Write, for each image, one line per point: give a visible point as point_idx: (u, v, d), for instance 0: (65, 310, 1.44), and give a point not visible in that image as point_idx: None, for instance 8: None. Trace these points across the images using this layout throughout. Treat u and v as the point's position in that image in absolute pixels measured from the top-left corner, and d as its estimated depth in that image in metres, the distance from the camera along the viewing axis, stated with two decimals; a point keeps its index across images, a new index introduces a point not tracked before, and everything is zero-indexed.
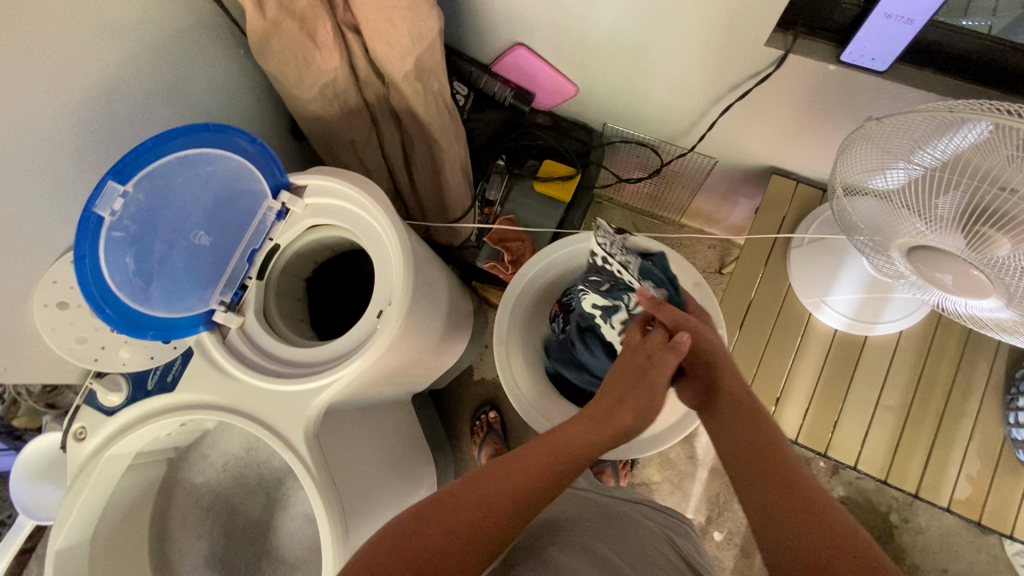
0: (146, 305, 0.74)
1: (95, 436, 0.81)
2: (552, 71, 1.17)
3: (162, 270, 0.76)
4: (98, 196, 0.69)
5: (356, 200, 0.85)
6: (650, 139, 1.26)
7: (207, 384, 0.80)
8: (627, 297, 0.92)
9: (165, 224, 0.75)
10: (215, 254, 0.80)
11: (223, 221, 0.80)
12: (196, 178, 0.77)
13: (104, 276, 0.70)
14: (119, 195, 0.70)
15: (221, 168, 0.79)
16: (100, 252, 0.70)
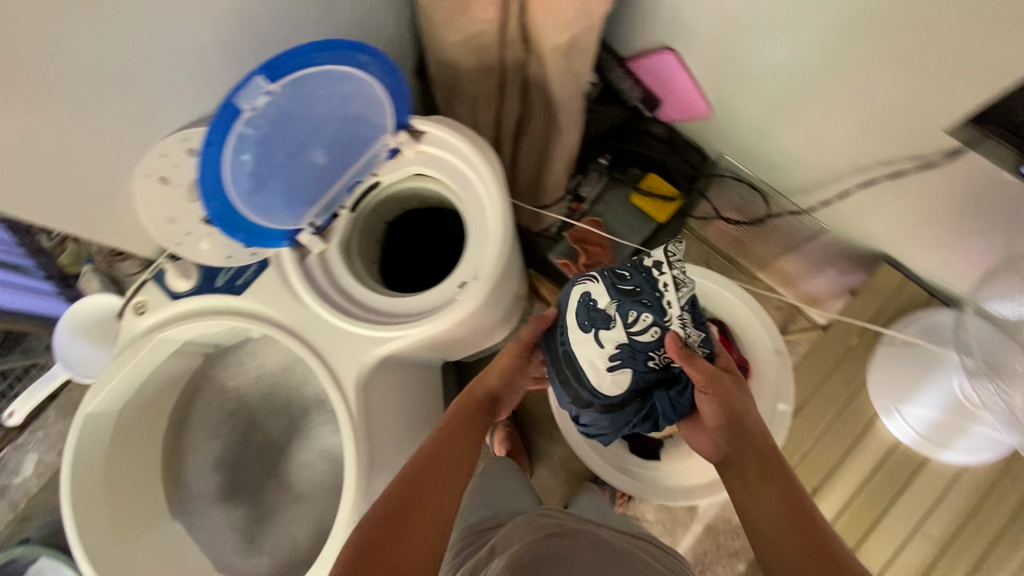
0: (248, 207, 0.73)
1: (153, 315, 0.80)
2: (691, 85, 1.11)
3: (274, 179, 0.74)
4: (244, 86, 0.66)
5: (472, 166, 0.81)
6: (764, 186, 1.20)
7: (274, 299, 0.79)
8: (637, 310, 0.69)
9: (291, 134, 0.72)
10: (323, 176, 0.78)
11: (343, 147, 0.78)
12: (334, 98, 0.74)
13: (221, 166, 0.69)
14: (262, 91, 0.67)
15: (363, 97, 0.75)
16: (227, 141, 0.68)
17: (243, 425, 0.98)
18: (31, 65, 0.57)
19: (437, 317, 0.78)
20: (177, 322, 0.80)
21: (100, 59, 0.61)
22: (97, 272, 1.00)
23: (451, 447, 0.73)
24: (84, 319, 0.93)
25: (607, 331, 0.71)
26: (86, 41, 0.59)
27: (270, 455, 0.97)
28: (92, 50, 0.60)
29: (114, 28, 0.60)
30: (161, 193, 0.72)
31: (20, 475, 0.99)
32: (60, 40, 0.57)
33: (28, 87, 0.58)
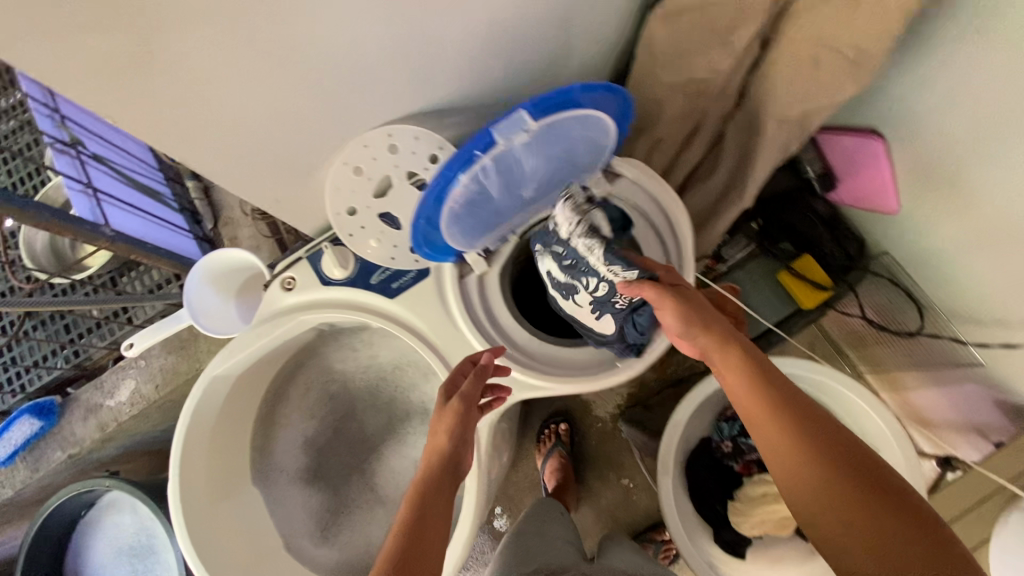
0: (452, 234, 0.65)
1: (300, 294, 0.77)
2: (885, 179, 1.00)
3: (483, 205, 0.63)
4: (506, 120, 0.52)
5: (666, 230, 0.76)
6: (924, 297, 1.10)
7: (425, 311, 0.76)
8: (587, 278, 0.68)
9: (519, 171, 0.61)
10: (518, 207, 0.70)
11: (550, 184, 0.68)
12: (575, 142, 0.62)
13: (447, 197, 0.58)
14: (522, 128, 0.54)
15: (595, 132, 0.62)
16: (463, 175, 0.56)
17: (341, 412, 0.96)
18: (290, 45, 0.51)
19: (599, 372, 0.73)
20: (322, 308, 0.77)
21: (350, 48, 0.55)
22: (201, 199, 1.02)
23: (427, 505, 0.58)
24: (214, 270, 0.92)
25: (579, 297, 0.71)
26: (349, 27, 0.53)
27: (362, 451, 0.95)
28: (348, 37, 0.54)
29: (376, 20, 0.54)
30: (352, 184, 0.68)
31: (115, 398, 0.99)
32: (326, 24, 0.51)
33: (276, 67, 0.52)
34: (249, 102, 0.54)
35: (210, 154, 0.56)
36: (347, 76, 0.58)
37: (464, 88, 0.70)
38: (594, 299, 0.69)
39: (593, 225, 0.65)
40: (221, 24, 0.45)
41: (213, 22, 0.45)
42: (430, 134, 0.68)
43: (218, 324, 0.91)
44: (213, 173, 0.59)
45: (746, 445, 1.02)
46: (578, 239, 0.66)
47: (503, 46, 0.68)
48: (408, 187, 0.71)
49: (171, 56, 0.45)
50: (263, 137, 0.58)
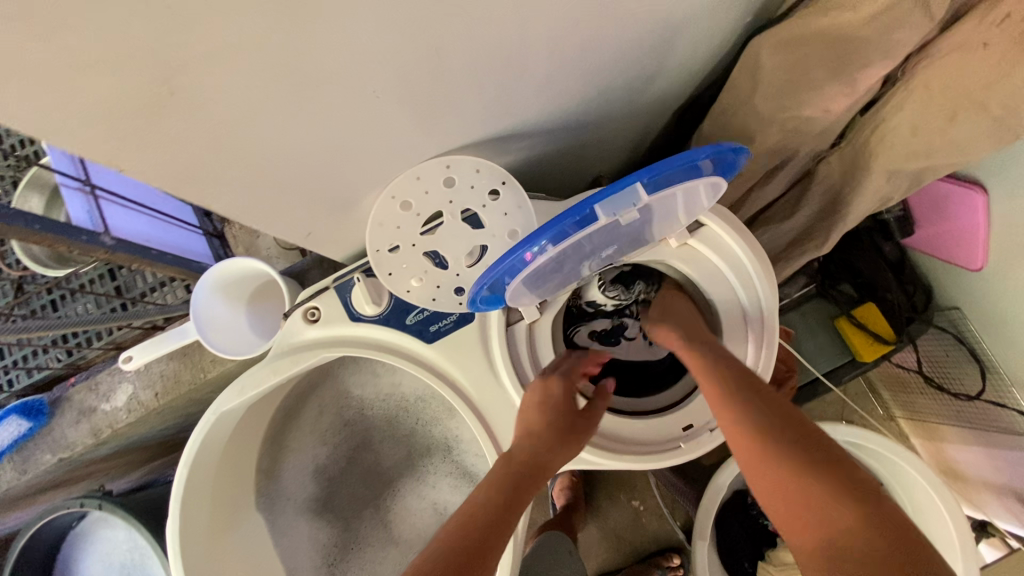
0: (512, 294, 0.56)
1: (324, 328, 0.68)
2: (975, 235, 0.90)
3: (558, 271, 0.56)
4: (617, 195, 0.47)
5: (750, 291, 0.66)
6: (989, 360, 1.01)
7: (464, 361, 0.66)
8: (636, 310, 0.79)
9: (605, 239, 0.53)
10: (585, 272, 0.61)
11: (626, 251, 0.60)
12: (670, 215, 0.55)
13: (526, 263, 0.50)
14: (633, 206, 0.48)
15: (697, 205, 0.54)
16: (551, 244, 0.49)
17: (356, 441, 0.88)
18: (346, 71, 0.40)
19: (666, 450, 0.65)
20: (349, 347, 0.67)
21: (417, 72, 0.44)
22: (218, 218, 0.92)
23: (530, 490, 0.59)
24: (228, 277, 0.82)
25: (629, 332, 0.80)
26: (419, 48, 0.42)
27: (376, 485, 0.87)
28: (416, 60, 0.43)
29: (453, 41, 0.43)
30: (398, 219, 0.58)
31: (111, 402, 0.92)
32: (393, 45, 0.40)
33: (325, 93, 0.41)
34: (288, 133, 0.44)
35: (236, 191, 0.46)
36: (408, 103, 0.48)
37: (536, 114, 0.59)
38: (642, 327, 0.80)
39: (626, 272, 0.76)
40: (265, 46, 0.35)
41: (254, 46, 0.34)
42: (494, 166, 0.58)
43: (231, 340, 0.82)
44: (239, 209, 0.49)
45: None
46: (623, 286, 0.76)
47: (589, 69, 0.57)
48: (460, 224, 0.60)
49: (198, 87, 0.35)
50: (299, 171, 0.48)
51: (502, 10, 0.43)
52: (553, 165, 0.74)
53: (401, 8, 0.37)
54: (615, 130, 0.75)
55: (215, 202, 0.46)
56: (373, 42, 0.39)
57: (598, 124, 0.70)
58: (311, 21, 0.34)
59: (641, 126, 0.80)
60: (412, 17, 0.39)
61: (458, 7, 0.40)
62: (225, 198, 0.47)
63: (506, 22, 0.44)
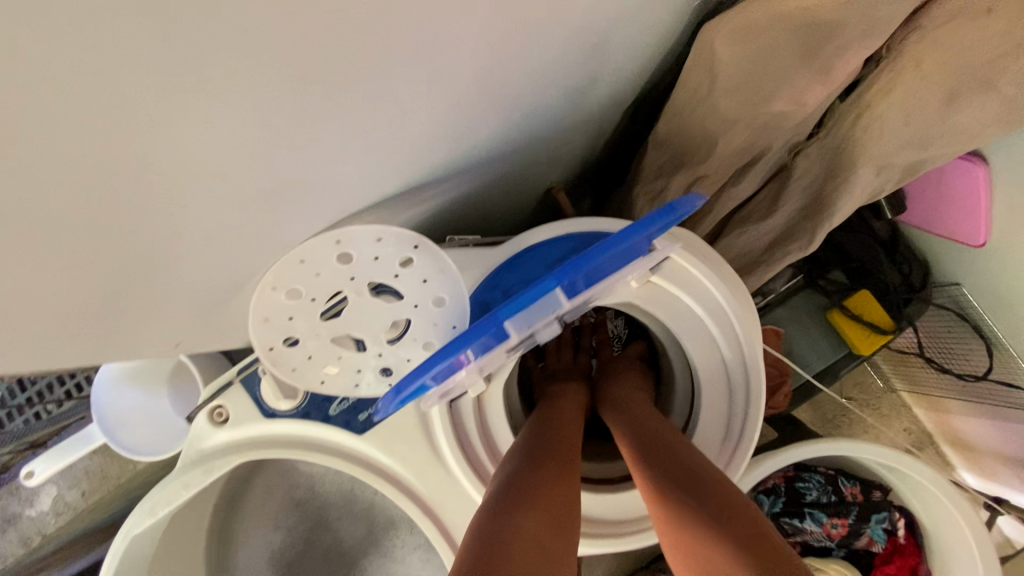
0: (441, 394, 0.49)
1: (237, 429, 0.58)
2: (976, 210, 0.80)
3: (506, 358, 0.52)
4: (538, 297, 0.42)
5: (726, 328, 0.57)
6: (994, 336, 0.93)
7: (403, 449, 0.57)
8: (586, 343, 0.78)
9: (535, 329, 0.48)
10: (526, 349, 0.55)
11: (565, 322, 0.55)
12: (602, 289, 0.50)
13: (447, 373, 0.44)
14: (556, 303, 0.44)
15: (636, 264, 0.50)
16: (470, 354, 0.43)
17: (312, 521, 0.78)
18: (155, 167, 0.29)
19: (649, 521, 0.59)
20: (265, 448, 0.57)
21: (269, 144, 0.34)
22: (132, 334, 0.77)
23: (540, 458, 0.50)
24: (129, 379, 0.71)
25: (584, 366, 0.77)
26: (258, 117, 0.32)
27: (339, 564, 0.78)
28: (261, 131, 0.32)
29: (306, 100, 0.33)
30: (289, 309, 0.47)
31: (35, 507, 0.82)
32: (215, 121, 0.30)
33: (142, 195, 0.31)
34: (106, 248, 0.33)
35: (62, 322, 0.36)
36: (271, 179, 0.37)
37: (448, 153, 0.49)
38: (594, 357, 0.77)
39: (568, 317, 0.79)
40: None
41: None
42: (399, 231, 0.47)
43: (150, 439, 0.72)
44: (77, 337, 0.39)
45: (790, 526, 0.86)
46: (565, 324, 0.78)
47: (502, 95, 0.46)
48: (368, 303, 0.49)
49: None
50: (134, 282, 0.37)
51: (366, 51, 0.32)
52: (486, 195, 0.64)
53: (207, 75, 0.27)
54: (554, 146, 0.65)
55: (37, 341, 0.36)
56: (180, 127, 0.28)
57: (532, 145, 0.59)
58: (59, 117, 0.24)
59: (589, 134, 0.69)
60: (229, 82, 0.28)
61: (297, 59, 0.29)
62: (48, 334, 0.36)
63: (377, 65, 0.34)
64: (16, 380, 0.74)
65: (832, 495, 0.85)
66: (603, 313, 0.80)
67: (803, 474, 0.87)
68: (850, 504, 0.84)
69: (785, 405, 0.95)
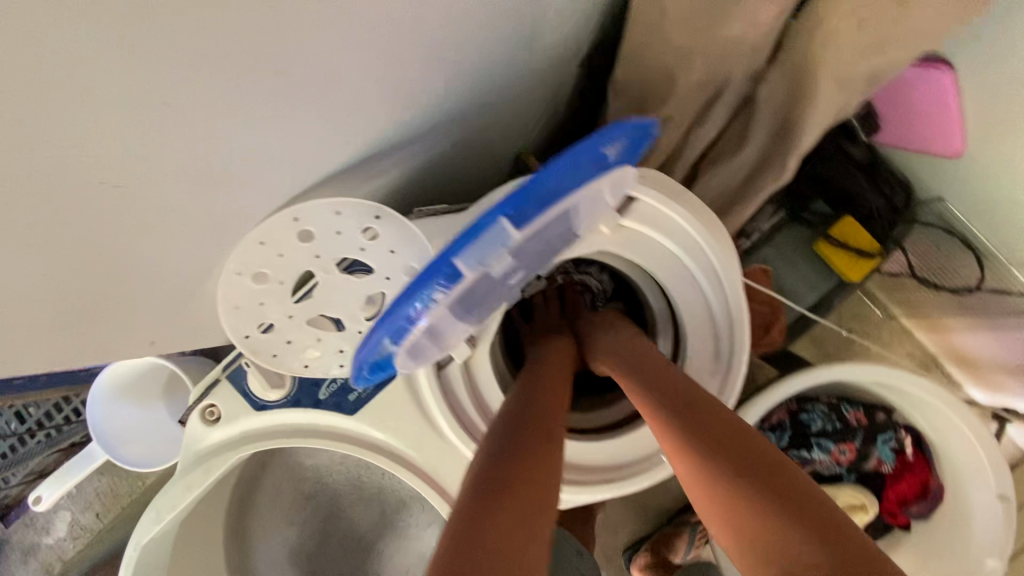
0: (412, 360, 0.47)
1: (232, 426, 0.58)
2: (953, 109, 0.81)
3: (466, 318, 0.48)
4: (483, 236, 0.38)
5: (703, 263, 0.57)
6: (983, 246, 0.94)
7: (396, 425, 0.57)
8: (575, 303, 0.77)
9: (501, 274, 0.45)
10: (508, 295, 0.52)
11: (546, 259, 0.51)
12: (570, 222, 0.46)
13: (406, 334, 0.41)
14: (507, 242, 0.40)
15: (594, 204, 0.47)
16: (423, 310, 0.40)
17: (325, 513, 0.79)
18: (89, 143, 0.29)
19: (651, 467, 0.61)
20: (261, 440, 0.57)
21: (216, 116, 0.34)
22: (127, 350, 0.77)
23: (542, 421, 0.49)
24: (115, 392, 0.71)
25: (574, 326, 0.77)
26: (202, 95, 0.31)
27: (358, 551, 0.79)
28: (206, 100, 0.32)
29: (246, 72, 0.32)
30: (258, 295, 0.47)
31: (52, 534, 0.83)
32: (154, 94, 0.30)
33: (89, 180, 0.31)
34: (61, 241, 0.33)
35: (38, 321, 0.36)
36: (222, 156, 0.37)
37: (401, 118, 0.48)
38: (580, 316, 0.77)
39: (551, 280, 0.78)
40: None
41: None
42: (358, 202, 0.47)
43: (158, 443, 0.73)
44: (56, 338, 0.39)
45: (799, 457, 0.86)
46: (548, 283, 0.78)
47: (449, 53, 0.46)
48: (338, 279, 0.49)
49: None
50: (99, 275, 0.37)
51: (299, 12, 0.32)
52: (451, 163, 0.63)
53: (146, 58, 0.27)
54: (514, 107, 0.64)
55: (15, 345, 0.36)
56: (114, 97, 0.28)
57: (490, 105, 0.59)
58: None
59: (550, 92, 0.68)
60: None
61: (234, 30, 0.29)
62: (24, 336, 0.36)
63: (313, 27, 0.34)
64: (14, 411, 0.74)
65: (837, 422, 0.85)
66: (586, 272, 0.80)
67: (804, 405, 0.87)
68: (854, 429, 0.84)
69: (782, 342, 0.95)
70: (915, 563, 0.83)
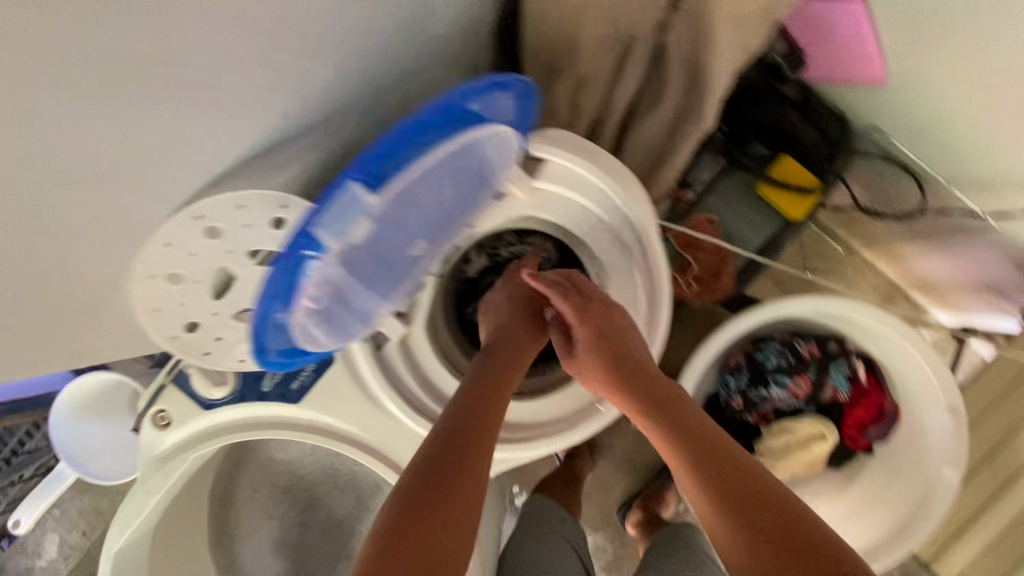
0: (323, 336, 0.51)
1: (184, 428, 0.59)
2: (868, 33, 0.82)
3: (365, 287, 0.50)
4: (334, 205, 0.40)
5: (618, 214, 0.59)
6: (920, 168, 0.94)
7: (339, 408, 0.59)
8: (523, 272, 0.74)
9: (388, 242, 0.48)
10: (418, 266, 0.55)
11: (447, 225, 0.54)
12: (447, 184, 0.49)
13: (296, 308, 0.45)
14: (365, 207, 0.42)
15: (467, 164, 0.48)
16: (303, 285, 0.43)
17: (303, 503, 0.81)
18: None
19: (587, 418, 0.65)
20: (213, 438, 0.59)
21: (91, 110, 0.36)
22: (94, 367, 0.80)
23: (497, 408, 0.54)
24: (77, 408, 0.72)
25: None
26: (79, 90, 0.34)
27: (339, 537, 0.81)
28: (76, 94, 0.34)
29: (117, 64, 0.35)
30: (177, 295, 0.48)
31: (44, 556, 0.85)
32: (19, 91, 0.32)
33: None
34: None
35: None
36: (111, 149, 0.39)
37: (297, 104, 0.49)
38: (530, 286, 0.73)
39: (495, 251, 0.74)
40: None
41: None
42: (261, 193, 0.47)
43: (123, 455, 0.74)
44: None
45: (758, 397, 0.88)
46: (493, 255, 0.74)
47: (334, 33, 0.48)
48: (258, 272, 0.50)
49: None
50: None
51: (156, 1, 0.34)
52: None
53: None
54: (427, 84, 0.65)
55: None
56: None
57: (399, 84, 0.60)
58: None
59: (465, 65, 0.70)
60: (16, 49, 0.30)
61: (94, 24, 0.32)
62: None
63: (174, 15, 0.36)
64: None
65: (791, 358, 0.87)
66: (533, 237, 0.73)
67: (759, 346, 0.89)
68: (808, 362, 0.86)
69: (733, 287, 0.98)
70: (880, 482, 0.86)
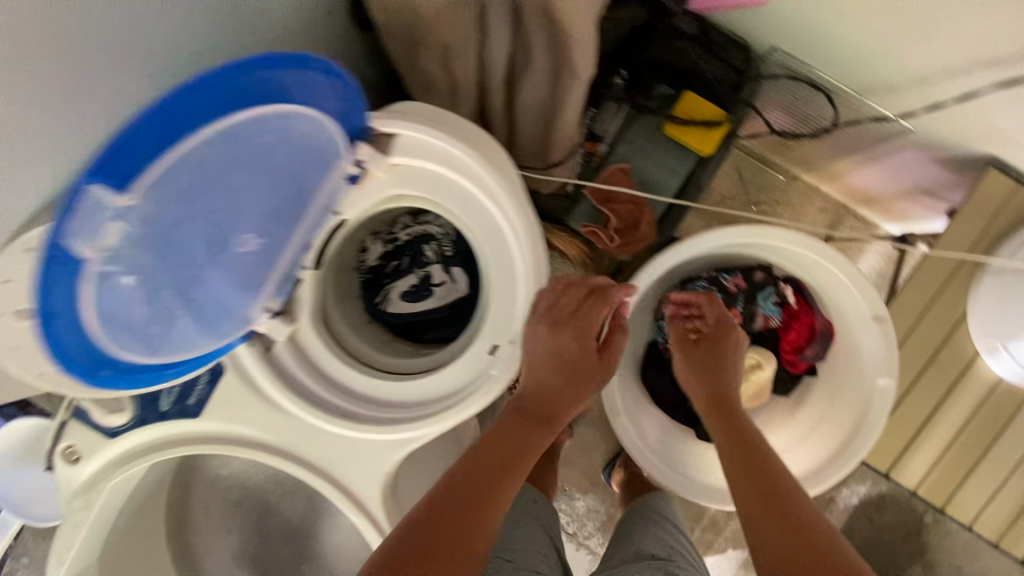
0: (157, 352, 0.51)
1: (96, 459, 0.61)
2: None
3: (189, 293, 0.51)
4: (76, 217, 0.40)
5: (475, 176, 0.61)
6: (828, 84, 0.90)
7: (238, 414, 0.61)
8: (421, 252, 0.77)
9: (184, 242, 0.49)
10: (263, 259, 0.56)
11: (280, 214, 0.56)
12: (234, 174, 0.50)
13: (92, 328, 0.45)
14: (111, 211, 0.42)
15: (240, 148, 0.49)
16: (83, 303, 0.43)
17: (258, 512, 0.82)
18: None
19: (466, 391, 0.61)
20: (124, 463, 0.61)
21: None
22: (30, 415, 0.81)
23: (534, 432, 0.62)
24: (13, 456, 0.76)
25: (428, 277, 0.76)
26: None
27: (298, 539, 0.82)
28: None
29: None
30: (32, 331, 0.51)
31: None
32: None
33: None
34: None
35: None
36: None
37: None
38: (432, 264, 0.76)
39: (393, 238, 0.78)
40: None
41: None
42: None
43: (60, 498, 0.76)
44: None
45: None
46: (390, 241, 0.77)
47: None
48: None
49: None
50: None
51: None
52: None
53: None
54: None
55: None
56: None
57: None
58: None
59: None
60: None
61: None
62: None
63: None
64: None
65: (718, 293, 0.87)
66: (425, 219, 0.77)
67: (687, 286, 0.90)
68: (735, 295, 0.87)
69: (655, 234, 0.98)
70: (825, 401, 0.86)
